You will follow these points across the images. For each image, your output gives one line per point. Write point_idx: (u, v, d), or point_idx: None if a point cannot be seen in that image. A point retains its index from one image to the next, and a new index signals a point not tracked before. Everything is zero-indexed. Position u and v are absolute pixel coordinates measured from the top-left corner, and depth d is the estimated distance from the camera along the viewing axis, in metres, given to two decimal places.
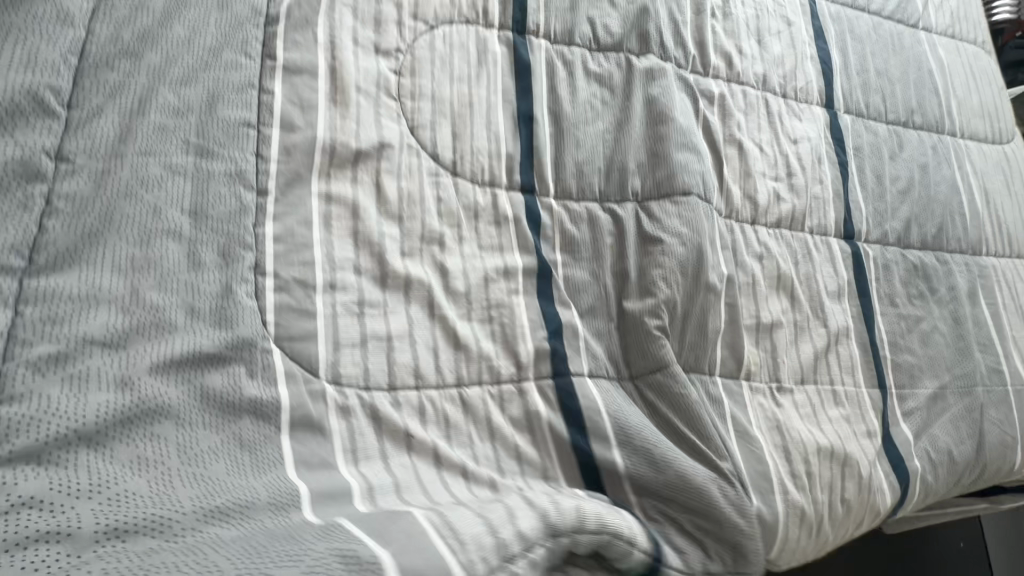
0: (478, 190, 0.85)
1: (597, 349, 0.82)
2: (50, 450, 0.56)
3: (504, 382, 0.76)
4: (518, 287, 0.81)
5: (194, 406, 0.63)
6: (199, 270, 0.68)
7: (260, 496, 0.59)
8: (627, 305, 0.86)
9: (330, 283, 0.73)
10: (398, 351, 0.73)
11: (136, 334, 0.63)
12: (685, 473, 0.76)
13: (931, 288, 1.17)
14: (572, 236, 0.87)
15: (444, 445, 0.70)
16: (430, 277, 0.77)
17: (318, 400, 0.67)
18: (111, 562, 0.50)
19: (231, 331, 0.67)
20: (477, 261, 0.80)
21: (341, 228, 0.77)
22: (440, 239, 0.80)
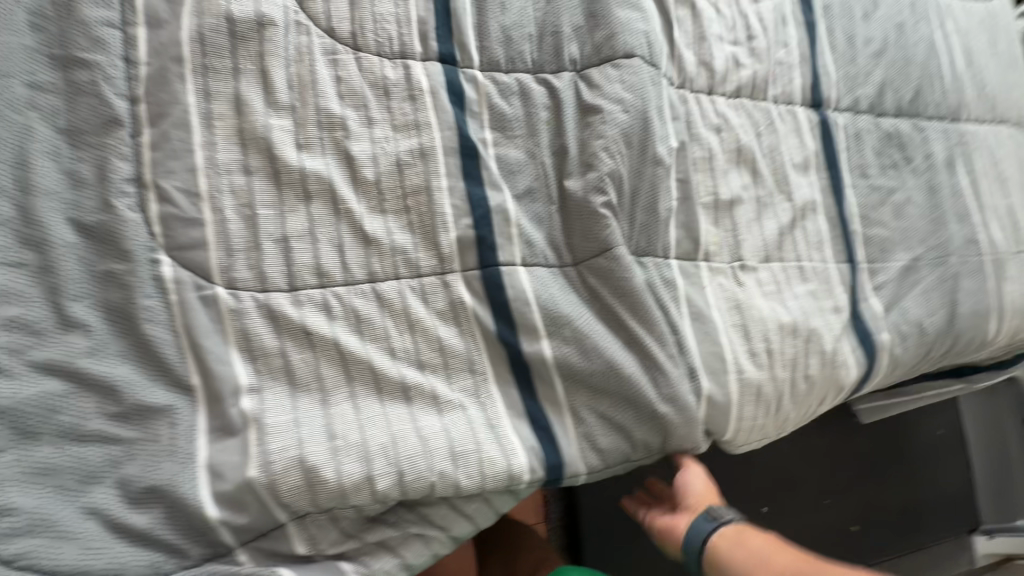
0: (388, 64, 0.73)
1: (534, 236, 0.75)
2: None
3: (425, 275, 0.70)
4: (439, 172, 0.72)
5: (77, 313, 0.59)
6: (80, 186, 0.61)
7: (164, 420, 0.60)
8: (569, 186, 0.78)
9: (214, 188, 0.64)
10: (306, 248, 0.66)
11: (27, 245, 0.59)
12: (610, 359, 0.74)
13: (906, 158, 1.08)
14: (500, 113, 0.77)
15: (355, 343, 0.66)
16: (336, 164, 0.68)
17: (210, 307, 0.62)
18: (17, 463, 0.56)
19: (119, 242, 0.61)
20: (389, 145, 0.71)
21: (220, 113, 0.65)
22: (342, 122, 0.69)
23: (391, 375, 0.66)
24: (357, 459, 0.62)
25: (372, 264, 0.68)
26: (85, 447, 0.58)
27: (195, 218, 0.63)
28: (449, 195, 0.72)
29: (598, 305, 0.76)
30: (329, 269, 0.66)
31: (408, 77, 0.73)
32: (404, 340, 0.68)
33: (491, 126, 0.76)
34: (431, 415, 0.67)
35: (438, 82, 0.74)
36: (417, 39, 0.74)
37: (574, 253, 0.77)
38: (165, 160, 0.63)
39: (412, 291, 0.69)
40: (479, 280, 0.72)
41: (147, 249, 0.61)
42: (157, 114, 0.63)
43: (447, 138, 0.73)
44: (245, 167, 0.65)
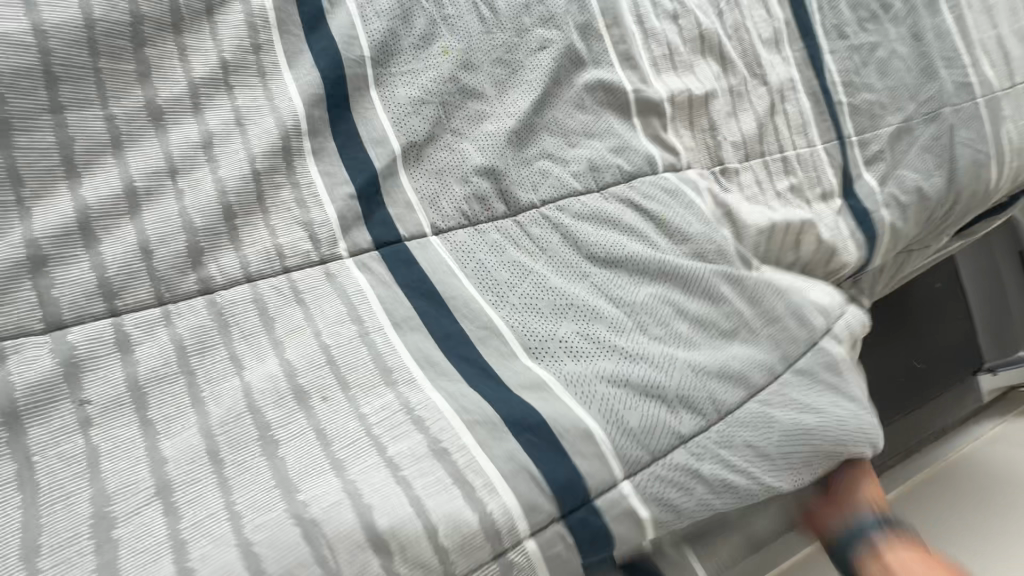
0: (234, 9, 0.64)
1: (448, 196, 0.66)
2: None
3: (292, 271, 0.60)
4: (316, 133, 0.65)
5: None
6: None
7: None
8: (467, 126, 0.69)
9: None
10: (78, 255, 0.53)
11: None
12: (587, 302, 0.63)
13: (882, 7, 0.98)
14: (380, 49, 0.69)
15: (182, 399, 0.52)
16: (126, 117, 0.58)
17: None
18: None
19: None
20: (224, 106, 0.62)
21: None
22: (151, 91, 0.60)
23: (265, 417, 0.52)
24: None
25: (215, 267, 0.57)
26: None
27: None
28: (312, 159, 0.64)
29: (555, 272, 0.65)
30: (122, 286, 0.54)
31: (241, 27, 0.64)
32: (270, 369, 0.54)
33: (371, 57, 0.68)
34: (325, 472, 0.49)
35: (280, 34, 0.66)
36: None
37: (505, 203, 0.68)
38: None
39: (273, 294, 0.58)
40: (378, 260, 0.62)
41: None
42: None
43: (304, 86, 0.65)
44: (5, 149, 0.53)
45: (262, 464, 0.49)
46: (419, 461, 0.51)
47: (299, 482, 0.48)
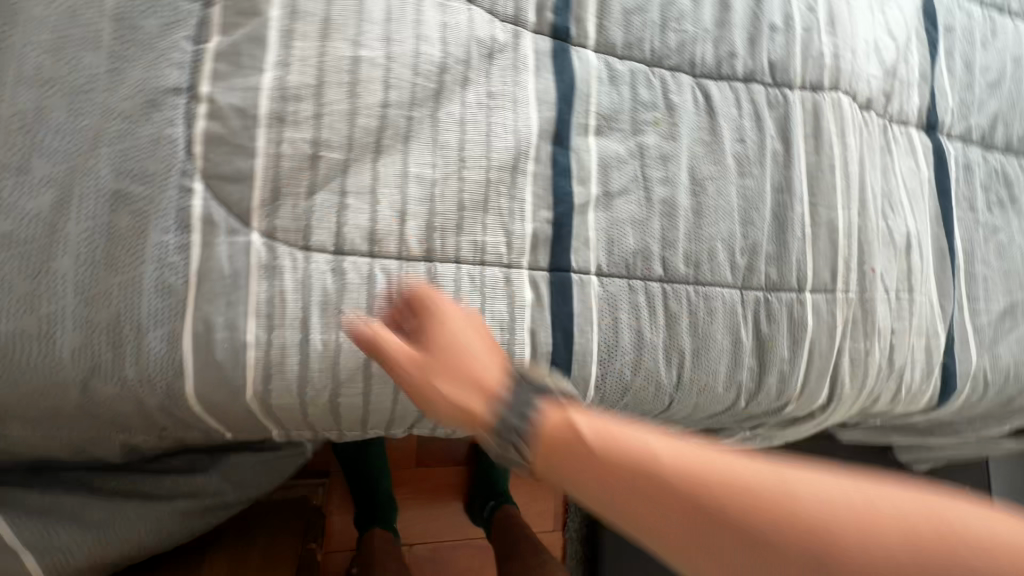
0: (497, 25, 0.69)
1: (626, 244, 0.71)
2: None
3: (465, 262, 0.63)
4: (529, 150, 0.68)
5: (61, 252, 0.48)
6: (117, 79, 0.51)
7: (134, 380, 0.51)
8: (655, 189, 0.74)
9: (277, 112, 0.56)
10: (301, 187, 0.57)
11: (44, 161, 0.49)
12: (656, 370, 0.71)
13: (1011, 197, 1.02)
14: (607, 110, 0.73)
15: (330, 328, 0.57)
16: (370, 69, 0.60)
17: (208, 259, 0.53)
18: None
19: (96, 179, 0.50)
20: (479, 112, 0.66)
21: (303, 32, 0.58)
22: (415, 61, 0.63)
23: (411, 387, 0.60)
24: (299, 422, 0.60)
25: (413, 240, 0.61)
26: (50, 395, 0.51)
27: (247, 147, 0.55)
28: (532, 181, 0.67)
29: (668, 349, 0.72)
30: (320, 232, 0.57)
31: (517, 47, 0.69)
32: None
33: (598, 112, 0.73)
34: (417, 399, 0.61)
35: (547, 60, 0.71)
36: (533, 7, 0.72)
37: (664, 267, 0.73)
38: (229, 74, 0.55)
39: (445, 277, 0.62)
40: (546, 281, 0.67)
41: (181, 175, 0.52)
42: (238, 27, 0.56)
43: (545, 119, 0.69)
44: (316, 92, 0.57)
45: (380, 379, 0.59)
46: None
47: None
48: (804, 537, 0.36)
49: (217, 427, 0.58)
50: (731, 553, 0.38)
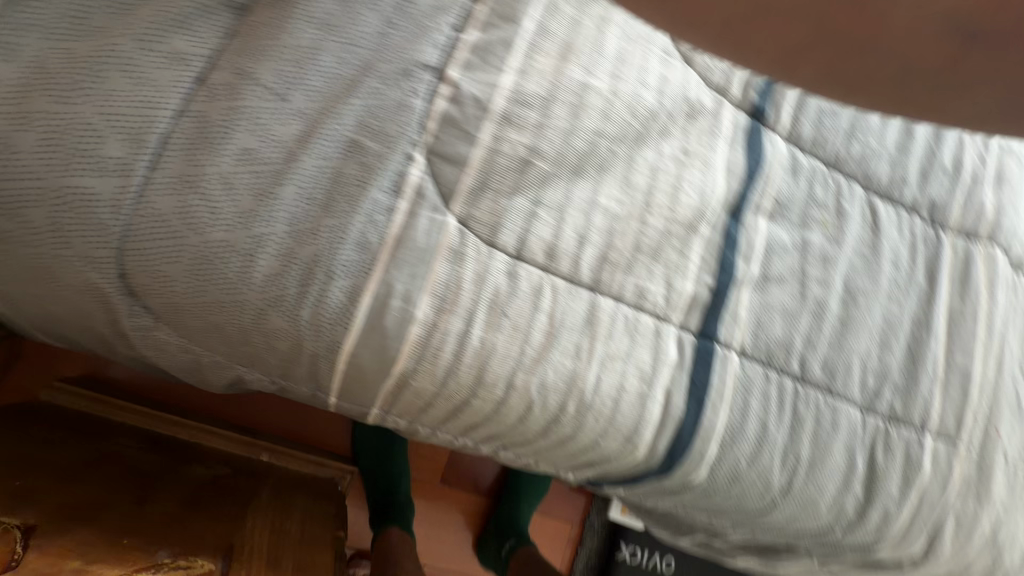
0: (706, 91, 0.72)
1: (770, 332, 0.70)
2: (154, 172, 0.48)
3: (625, 303, 0.63)
4: (706, 215, 0.68)
5: (288, 184, 0.50)
6: (383, 42, 0.54)
7: (305, 323, 0.51)
8: (810, 286, 0.73)
9: (507, 113, 0.58)
10: (505, 186, 0.58)
11: (301, 97, 0.51)
12: (768, 469, 0.68)
13: None
14: (781, 198, 0.74)
15: (490, 330, 0.56)
16: (593, 97, 0.62)
17: (408, 229, 0.53)
18: (165, 296, 0.50)
19: (340, 125, 0.52)
20: (672, 165, 0.67)
21: (546, 50, 0.61)
22: (632, 101, 0.65)
23: (543, 410, 0.59)
24: (426, 405, 0.59)
25: (585, 266, 0.61)
26: (225, 312, 0.51)
27: (472, 136, 0.57)
28: (702, 245, 0.68)
29: (787, 451, 0.69)
30: (508, 234, 0.58)
31: (718, 114, 0.71)
32: (567, 367, 0.59)
33: (773, 197, 0.73)
34: (542, 422, 0.60)
35: (741, 134, 0.72)
36: (739, 85, 0.74)
37: (800, 366, 0.71)
38: (476, 68, 0.58)
39: (604, 312, 0.61)
40: (692, 344, 0.65)
41: (409, 145, 0.54)
42: (495, 28, 0.59)
43: (727, 190, 0.70)
44: (544, 103, 0.60)
45: (519, 393, 0.57)
46: (596, 456, 0.64)
47: (553, 431, 0.61)
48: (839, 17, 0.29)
49: (347, 385, 0.58)
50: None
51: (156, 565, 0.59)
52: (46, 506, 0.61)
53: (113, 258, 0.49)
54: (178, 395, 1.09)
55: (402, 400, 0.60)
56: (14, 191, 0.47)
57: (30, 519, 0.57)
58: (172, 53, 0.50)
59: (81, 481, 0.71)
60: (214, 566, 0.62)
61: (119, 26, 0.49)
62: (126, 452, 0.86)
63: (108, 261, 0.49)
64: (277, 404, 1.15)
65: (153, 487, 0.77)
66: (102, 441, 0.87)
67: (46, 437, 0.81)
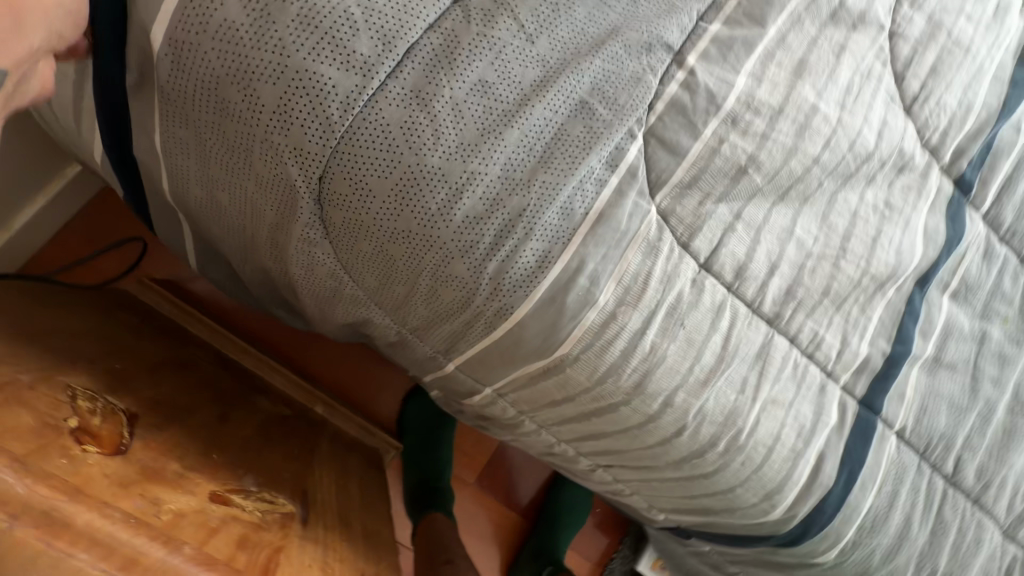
0: (921, 147, 0.65)
1: (933, 424, 0.63)
2: (389, 77, 0.44)
3: (798, 350, 0.56)
4: (898, 278, 0.62)
5: (517, 129, 0.46)
6: (630, 12, 0.51)
7: (487, 280, 0.47)
8: (980, 384, 0.65)
9: (733, 115, 0.53)
10: (714, 190, 0.53)
11: (547, 42, 0.48)
12: (898, 567, 0.62)
13: None
14: (970, 281, 0.67)
15: (664, 336, 0.51)
16: (821, 121, 0.57)
17: (614, 206, 0.48)
18: (355, 212, 0.46)
19: (578, 82, 0.48)
20: (875, 214, 0.61)
21: (783, 60, 0.56)
22: (853, 137, 0.59)
23: (693, 438, 0.53)
24: (566, 400, 0.55)
25: (769, 295, 0.55)
26: (410, 246, 0.47)
27: (694, 128, 0.52)
28: (885, 308, 0.61)
29: (923, 552, 0.62)
30: (702, 241, 0.53)
31: (927, 175, 0.64)
32: (729, 400, 0.53)
33: (962, 278, 0.67)
34: (686, 451, 0.54)
35: (942, 202, 0.65)
36: (955, 149, 0.67)
37: (955, 468, 0.64)
38: (713, 60, 0.53)
39: (778, 353, 0.55)
40: (854, 411, 0.59)
41: (635, 121, 0.50)
42: (740, 25, 0.55)
43: (923, 258, 0.63)
44: (772, 115, 0.55)
45: (675, 412, 0.52)
46: (719, 502, 0.58)
47: (692, 464, 0.55)
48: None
49: (491, 356, 0.54)
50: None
51: (245, 492, 0.55)
52: (143, 396, 0.58)
53: (318, 156, 0.44)
54: (246, 322, 1.06)
55: (541, 387, 0.55)
56: (241, 55, 0.42)
57: (132, 407, 0.54)
58: None
59: (169, 381, 0.68)
60: (294, 510, 0.58)
61: None
62: (201, 364, 0.84)
63: (311, 159, 0.45)
64: (341, 356, 1.11)
65: (231, 407, 0.74)
66: (181, 348, 0.85)
67: (133, 326, 0.79)
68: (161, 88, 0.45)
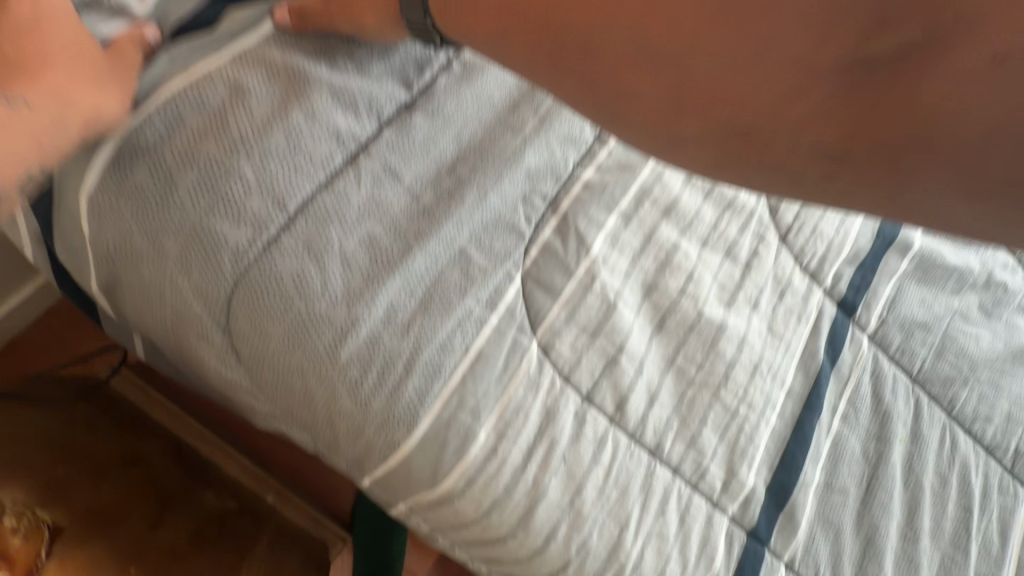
0: (799, 272, 0.74)
1: (823, 552, 0.66)
2: (284, 236, 0.51)
3: (681, 479, 0.61)
4: (778, 402, 0.67)
5: (398, 278, 0.53)
6: (512, 168, 0.59)
7: (371, 412, 0.52)
8: (873, 502, 0.70)
9: (604, 258, 0.62)
10: (597, 331, 0.60)
11: (431, 201, 0.56)
12: None
13: None
14: (856, 405, 0.72)
15: (546, 471, 0.55)
16: (688, 258, 0.66)
17: (494, 346, 0.56)
18: (257, 348, 0.53)
19: (455, 231, 0.56)
20: (756, 342, 0.68)
21: (658, 214, 0.66)
22: (725, 270, 0.69)
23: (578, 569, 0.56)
24: (462, 530, 0.58)
25: (650, 427, 0.61)
26: (302, 379, 0.52)
27: (569, 268, 0.60)
28: (769, 435, 0.66)
29: None
30: (584, 374, 0.59)
31: (807, 299, 0.73)
32: (611, 531, 0.57)
33: (848, 399, 0.72)
34: None
35: (826, 323, 0.73)
36: (831, 275, 0.76)
37: None
38: (593, 208, 0.62)
39: (660, 489, 0.60)
40: (740, 542, 0.63)
41: (512, 265, 0.58)
42: (623, 184, 0.65)
43: (801, 384, 0.70)
44: (648, 264, 0.64)
45: (558, 547, 0.56)
46: None
47: None
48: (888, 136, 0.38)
49: (387, 479, 0.57)
50: (747, 78, 0.40)
51: None
52: (77, 507, 0.66)
53: (223, 304, 0.51)
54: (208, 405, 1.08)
55: (438, 512, 0.58)
56: (155, 219, 0.49)
57: None
58: (331, 131, 0.53)
59: (111, 482, 0.73)
60: None
61: (295, 98, 0.52)
62: (153, 458, 0.88)
63: (217, 305, 0.51)
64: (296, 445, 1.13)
65: (169, 504, 0.78)
66: (136, 440, 0.89)
67: (87, 419, 0.84)
68: (91, 241, 0.52)
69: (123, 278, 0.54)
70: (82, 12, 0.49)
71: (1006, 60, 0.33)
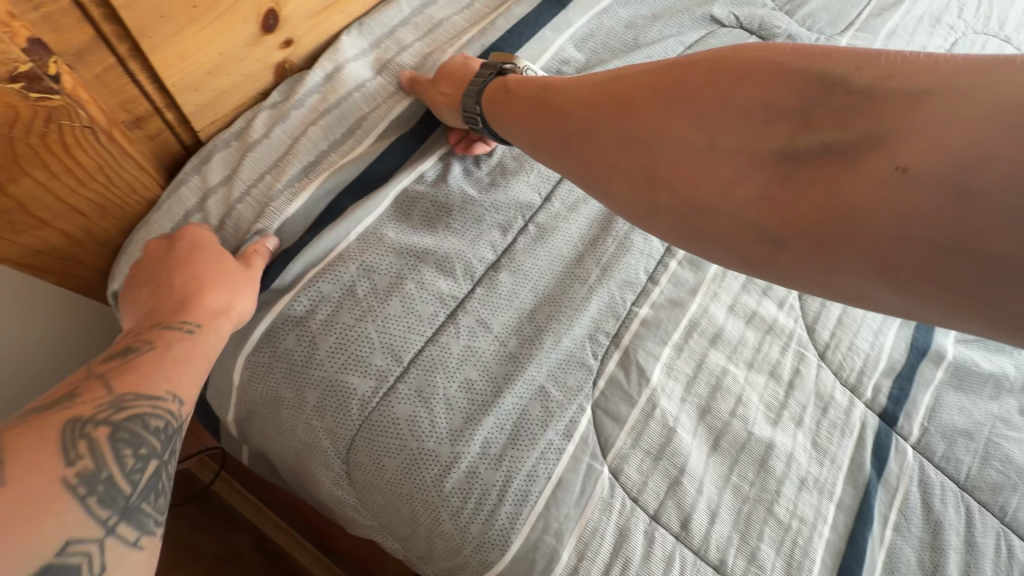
0: (839, 386, 0.81)
1: None
2: (400, 384, 0.62)
3: None
4: (828, 515, 0.73)
5: (491, 415, 0.63)
6: (580, 311, 0.70)
7: (469, 535, 0.60)
8: None
9: (661, 386, 0.71)
10: (659, 453, 0.68)
11: (516, 347, 0.67)
12: None
13: None
14: (906, 515, 0.77)
15: None
16: (736, 381, 0.75)
17: (572, 472, 0.64)
18: (373, 478, 0.62)
19: (536, 371, 0.66)
20: (802, 456, 0.74)
21: (705, 342, 0.75)
22: (770, 389, 0.76)
23: None
24: None
25: (713, 544, 0.66)
26: (411, 506, 0.61)
27: (633, 397, 0.69)
28: (823, 547, 0.71)
29: None
30: (650, 494, 0.66)
31: (849, 412, 0.79)
32: None
33: (898, 508, 0.77)
34: None
35: (869, 435, 0.79)
36: (870, 387, 0.83)
37: None
38: (650, 341, 0.72)
39: None
40: None
41: (583, 397, 0.68)
42: (674, 319, 0.75)
43: (850, 495, 0.75)
44: (700, 388, 0.73)
45: None
46: None
47: None
48: (808, 226, 0.43)
49: None
50: (700, 161, 0.48)
51: None
52: None
53: (348, 441, 0.62)
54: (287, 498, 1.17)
55: None
56: (299, 374, 0.61)
57: None
58: (436, 293, 0.66)
59: None
60: None
61: (409, 270, 0.66)
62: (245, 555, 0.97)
63: (343, 442, 0.62)
64: None
65: None
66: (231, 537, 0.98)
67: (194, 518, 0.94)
68: (239, 391, 0.64)
69: (260, 419, 0.65)
70: (256, 214, 0.63)
71: (907, 170, 0.38)
